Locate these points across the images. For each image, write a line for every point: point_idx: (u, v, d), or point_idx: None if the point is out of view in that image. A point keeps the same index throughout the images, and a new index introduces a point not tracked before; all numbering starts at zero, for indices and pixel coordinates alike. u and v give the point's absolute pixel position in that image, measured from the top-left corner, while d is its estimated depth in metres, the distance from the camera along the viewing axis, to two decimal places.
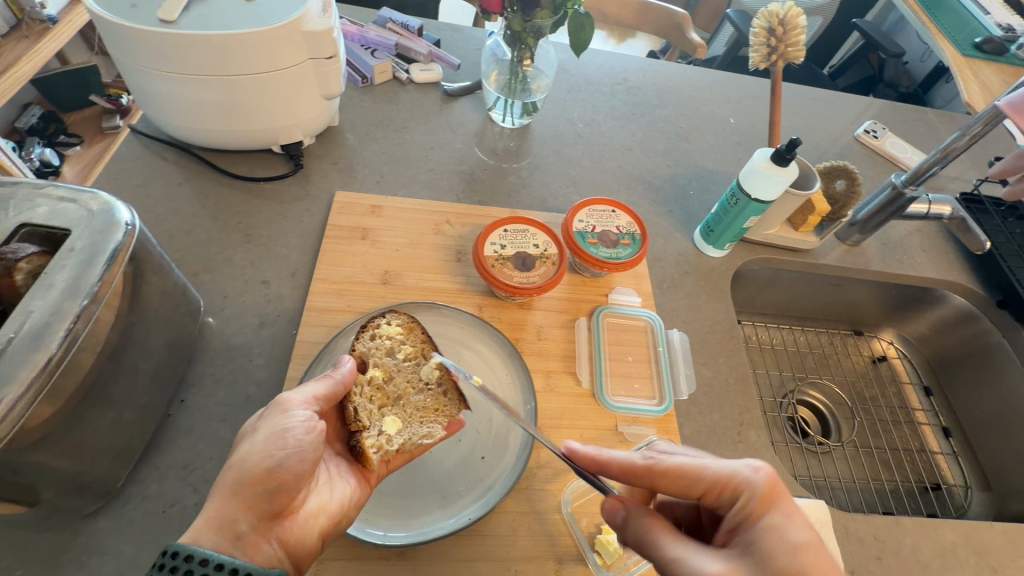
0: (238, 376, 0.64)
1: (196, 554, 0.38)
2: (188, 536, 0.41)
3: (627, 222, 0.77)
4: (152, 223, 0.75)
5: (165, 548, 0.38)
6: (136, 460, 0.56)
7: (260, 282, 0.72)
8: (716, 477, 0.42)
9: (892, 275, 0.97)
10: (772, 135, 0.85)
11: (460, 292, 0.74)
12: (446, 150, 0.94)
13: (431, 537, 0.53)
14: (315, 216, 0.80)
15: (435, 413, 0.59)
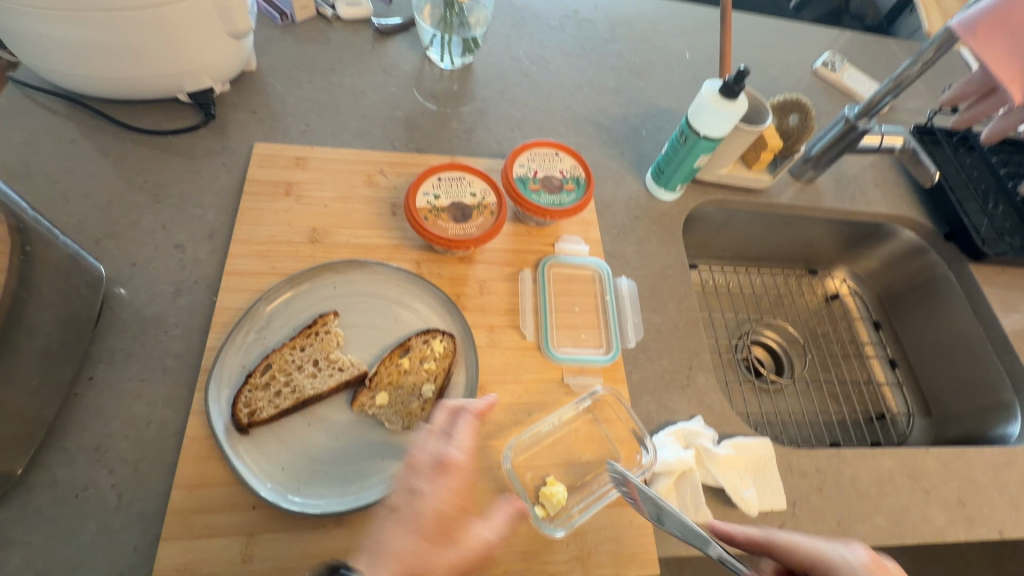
0: (153, 349, 0.59)
1: None
2: None
3: (572, 166, 0.72)
4: (42, 185, 0.67)
5: None
6: (37, 445, 0.51)
7: (172, 246, 0.65)
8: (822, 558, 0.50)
9: (843, 211, 0.96)
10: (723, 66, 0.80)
11: (396, 248, 0.69)
12: (379, 95, 0.87)
13: (368, 502, 0.52)
14: (233, 171, 0.73)
15: (404, 416, 0.57)
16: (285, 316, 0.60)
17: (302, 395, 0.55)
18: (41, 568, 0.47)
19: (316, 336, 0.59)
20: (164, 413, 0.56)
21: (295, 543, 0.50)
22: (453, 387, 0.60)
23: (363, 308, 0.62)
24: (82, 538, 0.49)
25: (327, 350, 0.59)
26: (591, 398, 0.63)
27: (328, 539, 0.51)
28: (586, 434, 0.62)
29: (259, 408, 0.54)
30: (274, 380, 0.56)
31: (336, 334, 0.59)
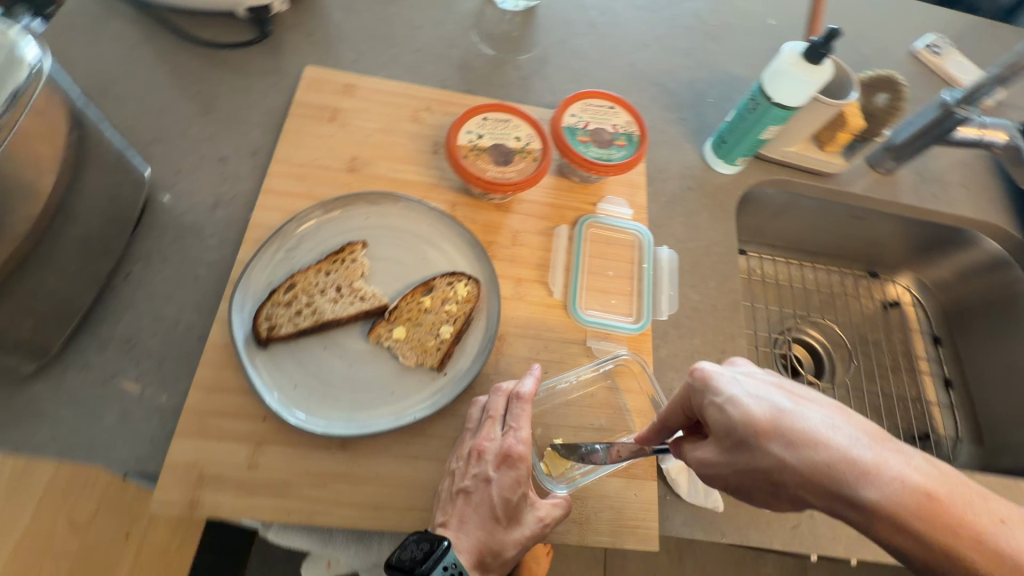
0: (188, 255, 0.60)
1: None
2: None
3: (626, 121, 0.67)
4: (101, 85, 0.68)
5: None
6: (72, 329, 0.54)
7: (217, 159, 0.66)
8: (678, 398, 0.46)
9: (920, 211, 0.86)
10: (812, 24, 0.76)
11: (433, 188, 0.67)
12: (435, 31, 0.83)
13: (372, 431, 0.51)
14: (282, 92, 0.72)
15: (419, 354, 0.56)
16: (314, 240, 0.60)
17: (321, 317, 0.55)
18: (66, 442, 0.50)
19: (343, 263, 0.58)
20: (192, 317, 0.57)
21: (299, 458, 0.51)
22: (471, 333, 0.58)
23: (393, 242, 0.61)
24: (104, 422, 0.51)
25: (352, 278, 0.58)
26: (614, 363, 0.61)
27: (330, 461, 0.51)
28: (602, 398, 0.59)
29: (279, 324, 0.54)
30: (296, 299, 0.56)
31: (362, 263, 0.59)
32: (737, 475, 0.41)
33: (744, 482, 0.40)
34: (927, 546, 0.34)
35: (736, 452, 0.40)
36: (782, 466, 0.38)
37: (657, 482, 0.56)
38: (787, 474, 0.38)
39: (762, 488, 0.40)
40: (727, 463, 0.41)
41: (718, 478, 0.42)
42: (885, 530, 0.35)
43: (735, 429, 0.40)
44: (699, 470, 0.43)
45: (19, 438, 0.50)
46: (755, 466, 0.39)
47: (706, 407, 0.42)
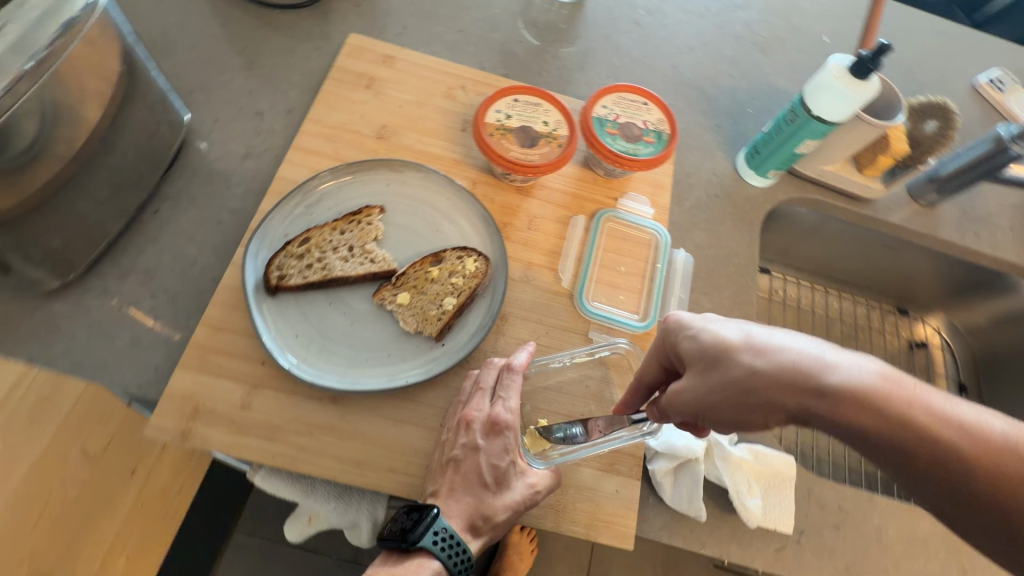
0: (213, 200, 0.62)
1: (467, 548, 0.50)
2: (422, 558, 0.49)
3: (657, 119, 0.67)
4: (156, 31, 0.71)
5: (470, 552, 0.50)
6: (98, 256, 0.56)
7: (254, 113, 0.68)
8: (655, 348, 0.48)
9: (960, 249, 0.82)
10: (865, 38, 0.71)
11: (456, 163, 0.67)
12: (482, 14, 0.84)
13: (363, 389, 0.52)
14: (324, 56, 0.74)
15: (421, 322, 0.56)
16: (334, 199, 0.61)
17: (330, 273, 0.56)
18: (78, 359, 0.53)
19: (358, 224, 0.59)
20: (209, 259, 0.59)
21: (290, 406, 0.52)
22: (474, 308, 0.58)
23: (410, 212, 0.62)
24: (115, 344, 0.54)
25: (365, 240, 0.59)
26: (610, 350, 0.60)
27: (320, 412, 0.52)
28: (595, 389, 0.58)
29: (288, 275, 0.56)
30: (309, 253, 0.58)
31: (376, 227, 0.60)
32: (711, 398, 0.40)
33: (717, 404, 0.40)
34: (894, 427, 0.34)
35: (708, 370, 0.41)
36: (751, 371, 0.38)
37: (640, 481, 0.55)
38: (756, 377, 0.38)
39: (734, 406, 0.39)
40: (700, 385, 0.41)
41: (691, 409, 0.42)
42: (851, 414, 0.35)
43: (707, 350, 0.41)
44: (674, 403, 0.43)
45: (36, 349, 0.52)
46: (725, 378, 0.39)
47: (680, 341, 0.44)
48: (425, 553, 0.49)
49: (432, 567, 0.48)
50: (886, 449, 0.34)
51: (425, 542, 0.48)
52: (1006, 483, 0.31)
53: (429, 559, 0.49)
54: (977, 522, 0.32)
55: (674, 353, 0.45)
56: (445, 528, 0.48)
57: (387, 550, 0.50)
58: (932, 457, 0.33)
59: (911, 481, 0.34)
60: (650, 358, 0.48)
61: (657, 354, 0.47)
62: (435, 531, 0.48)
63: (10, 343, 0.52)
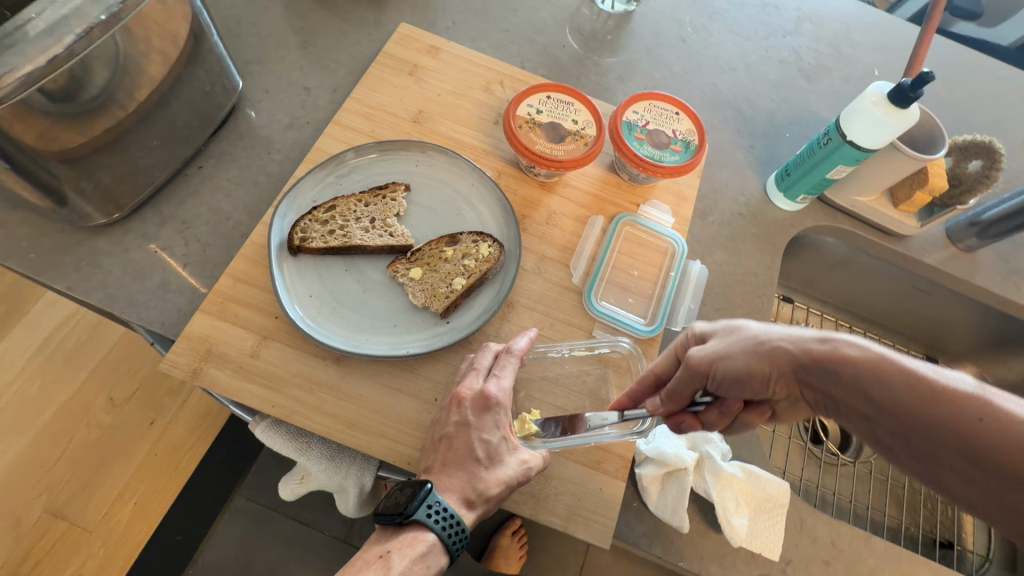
0: (253, 163, 0.66)
1: (462, 523, 0.49)
2: (416, 532, 0.49)
3: (688, 129, 0.67)
4: (224, 5, 0.76)
5: (465, 527, 0.50)
6: (142, 201, 0.61)
7: (301, 88, 0.72)
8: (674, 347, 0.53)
9: (996, 298, 0.79)
10: (913, 62, 0.67)
11: (485, 153, 0.69)
12: (529, 17, 0.87)
13: (365, 353, 0.54)
14: (374, 42, 0.78)
15: (430, 297, 0.58)
16: (363, 173, 0.64)
17: (350, 241, 0.59)
18: (112, 293, 0.57)
19: (383, 199, 0.62)
20: (241, 216, 0.63)
21: (295, 361, 0.55)
22: (483, 291, 0.60)
23: (434, 193, 0.64)
24: (146, 284, 0.58)
25: (387, 214, 0.62)
26: (610, 347, 0.60)
27: (321, 371, 0.55)
28: (592, 380, 0.59)
29: (311, 238, 0.59)
30: (332, 220, 0.60)
31: (399, 204, 0.62)
32: (728, 349, 0.45)
33: (734, 354, 0.44)
34: (878, 358, 0.37)
35: (727, 334, 0.46)
36: (767, 330, 0.44)
37: (626, 484, 0.55)
38: (770, 333, 0.44)
39: (749, 354, 0.44)
40: (721, 343, 0.46)
41: (707, 361, 0.45)
42: (846, 351, 0.39)
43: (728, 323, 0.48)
44: (690, 357, 0.46)
45: (76, 280, 0.57)
46: (743, 333, 0.45)
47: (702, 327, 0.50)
48: (419, 526, 0.49)
49: (428, 541, 0.48)
50: (873, 381, 0.37)
51: (419, 515, 0.48)
52: (982, 407, 0.33)
53: (424, 533, 0.48)
54: (959, 449, 0.33)
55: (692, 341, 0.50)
56: (439, 500, 0.49)
57: (382, 528, 0.50)
58: (912, 385, 0.35)
59: (901, 418, 0.36)
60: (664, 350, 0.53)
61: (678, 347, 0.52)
62: (429, 504, 0.48)
63: (55, 272, 0.57)
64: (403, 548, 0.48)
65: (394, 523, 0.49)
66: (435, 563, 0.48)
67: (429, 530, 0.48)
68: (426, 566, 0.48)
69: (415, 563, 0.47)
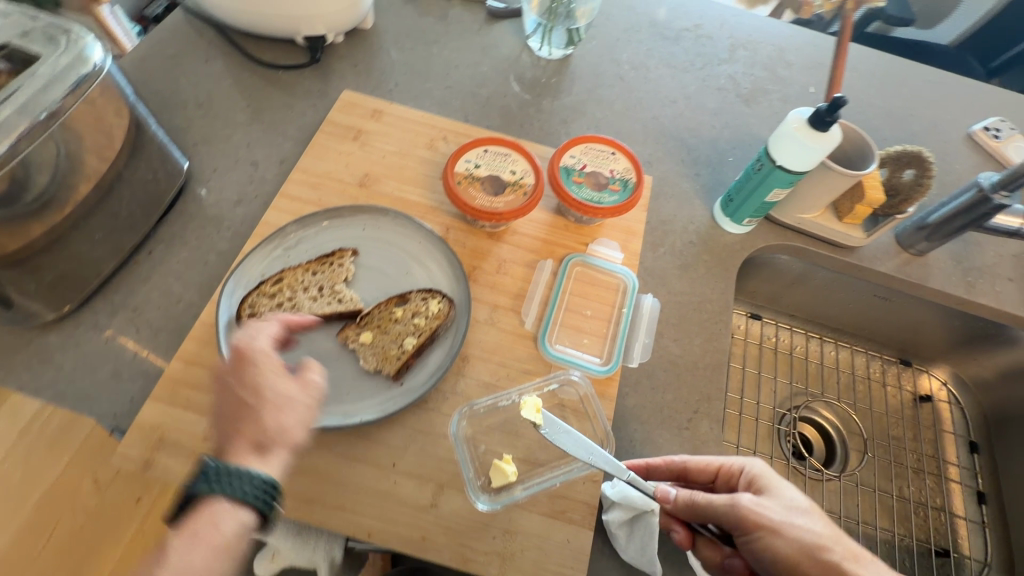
0: (203, 242, 0.67)
1: (253, 472, 0.44)
2: (200, 506, 0.42)
3: (625, 168, 0.69)
4: (171, 90, 0.79)
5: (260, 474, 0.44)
6: (93, 292, 0.61)
7: (249, 163, 0.74)
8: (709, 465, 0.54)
9: (953, 299, 0.80)
10: (833, 80, 0.69)
11: (431, 210, 0.71)
12: (471, 71, 0.90)
13: (319, 426, 0.53)
14: (319, 112, 0.80)
15: (383, 361, 0.58)
16: (310, 242, 0.65)
17: (297, 310, 0.60)
18: (62, 388, 0.57)
19: (330, 265, 0.63)
20: (192, 296, 0.63)
21: None
22: (435, 349, 0.60)
23: (381, 255, 0.65)
24: (98, 376, 0.58)
25: (335, 281, 0.63)
26: (559, 383, 0.61)
27: None
28: None
29: (260, 312, 0.59)
30: (280, 292, 0.62)
31: (347, 269, 0.63)
32: (783, 527, 0.48)
33: (789, 534, 0.47)
34: None
35: (789, 513, 0.49)
36: (829, 538, 0.47)
37: (594, 531, 0.54)
38: (821, 533, 0.47)
39: (800, 549, 0.47)
40: (780, 514, 0.48)
41: (761, 522, 0.48)
42: None
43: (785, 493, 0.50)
44: (749, 508, 0.48)
45: (25, 378, 0.57)
46: (809, 528, 0.47)
47: (757, 478, 0.52)
48: (200, 501, 0.43)
49: (224, 510, 0.43)
50: None
51: (198, 489, 0.43)
52: None
53: (210, 508, 0.42)
54: None
55: (744, 479, 0.52)
56: (222, 467, 0.43)
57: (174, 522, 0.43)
58: None
59: None
60: (713, 462, 0.54)
61: (721, 470, 0.53)
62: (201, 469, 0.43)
63: (4, 372, 0.57)
64: (193, 529, 0.42)
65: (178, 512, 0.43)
66: (232, 526, 0.42)
67: (212, 498, 0.42)
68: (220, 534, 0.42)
69: (204, 537, 0.42)
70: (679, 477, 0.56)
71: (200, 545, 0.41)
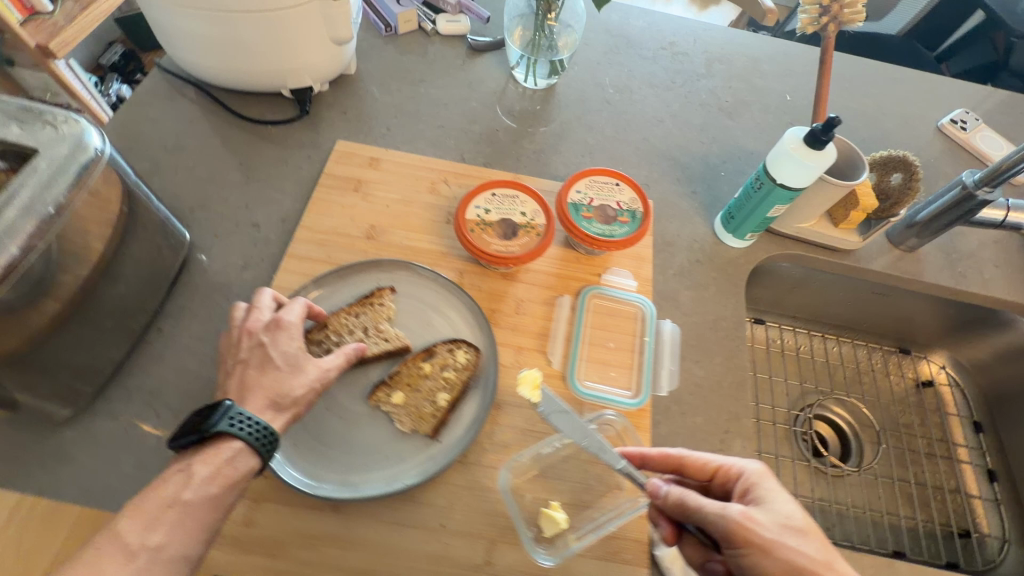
0: (214, 313, 0.65)
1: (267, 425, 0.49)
2: (215, 444, 0.47)
3: (630, 198, 0.70)
4: (158, 157, 0.77)
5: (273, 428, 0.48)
6: (106, 381, 0.59)
7: (250, 225, 0.72)
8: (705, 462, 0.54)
9: (947, 290, 0.83)
10: (817, 111, 0.71)
11: (443, 256, 0.71)
12: (460, 108, 0.90)
13: (364, 496, 0.52)
14: (315, 164, 0.79)
15: (418, 421, 0.57)
16: (326, 304, 0.64)
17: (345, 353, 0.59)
18: (85, 486, 0.55)
19: (371, 306, 0.63)
20: (210, 372, 0.62)
21: (292, 520, 0.53)
22: (468, 400, 0.59)
23: (401, 308, 0.64)
24: (122, 469, 0.56)
25: (378, 321, 0.62)
26: (596, 422, 0.61)
27: (321, 522, 0.53)
28: (593, 467, 0.58)
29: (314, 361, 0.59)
30: (325, 339, 0.60)
31: (388, 307, 0.63)
32: (773, 545, 0.46)
33: (776, 552, 0.46)
34: None
35: (782, 531, 0.47)
36: (820, 561, 0.45)
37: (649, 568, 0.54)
38: (811, 553, 0.46)
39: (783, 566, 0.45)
40: (770, 528, 0.47)
41: (747, 531, 0.47)
42: None
43: (779, 504, 0.49)
44: (737, 516, 0.47)
45: (45, 482, 0.54)
46: (800, 549, 0.46)
47: (755, 487, 0.51)
48: (219, 439, 0.47)
49: (235, 448, 0.47)
50: None
51: (221, 427, 0.46)
52: None
53: (229, 446, 0.47)
54: None
55: (740, 486, 0.51)
56: (239, 409, 0.48)
57: (181, 454, 0.47)
58: None
59: None
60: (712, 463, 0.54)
61: (720, 470, 0.53)
62: (222, 410, 0.47)
63: (21, 478, 0.54)
64: (207, 459, 0.46)
65: (196, 442, 0.46)
66: (245, 466, 0.47)
67: (233, 438, 0.47)
68: (234, 473, 0.46)
69: (220, 474, 0.46)
70: (675, 472, 0.56)
71: (218, 480, 0.45)
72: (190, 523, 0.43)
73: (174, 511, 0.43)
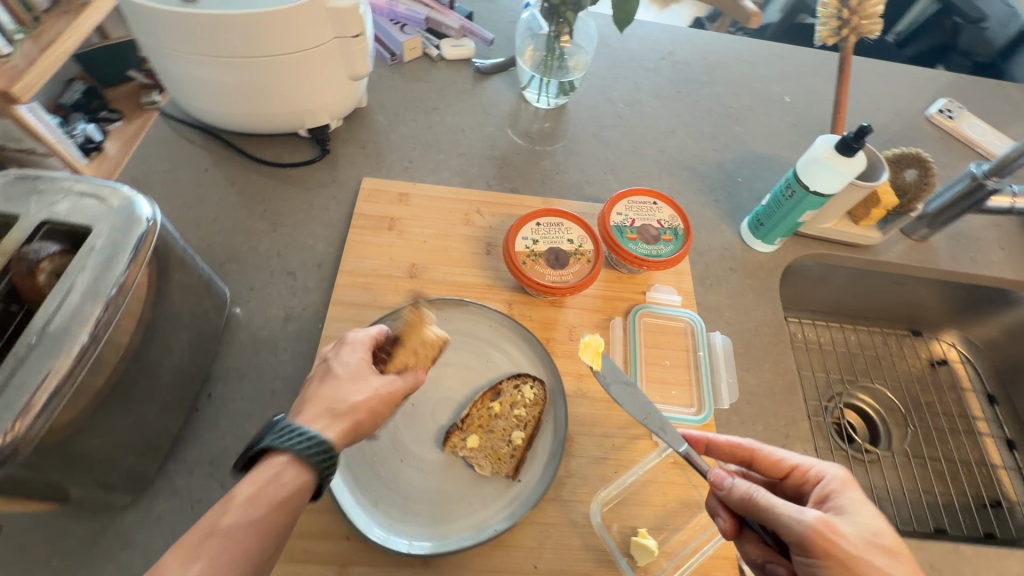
0: (264, 371, 0.63)
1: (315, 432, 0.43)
2: (265, 461, 0.42)
3: (670, 216, 0.71)
4: (178, 211, 0.74)
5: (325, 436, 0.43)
6: (164, 456, 0.56)
7: (285, 274, 0.70)
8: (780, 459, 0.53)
9: (960, 275, 0.88)
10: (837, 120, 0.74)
11: (490, 288, 0.70)
12: (477, 134, 0.89)
13: (455, 548, 0.51)
14: (342, 204, 0.77)
15: (497, 464, 0.57)
16: None
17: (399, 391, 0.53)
18: None
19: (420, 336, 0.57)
20: None
21: None
22: (542, 435, 0.59)
23: (460, 348, 0.64)
24: None
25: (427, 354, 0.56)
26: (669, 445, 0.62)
27: None
28: (672, 487, 0.59)
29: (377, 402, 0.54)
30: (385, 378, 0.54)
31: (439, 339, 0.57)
32: (855, 561, 0.43)
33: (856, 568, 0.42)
34: None
35: (865, 547, 0.44)
36: None
37: None
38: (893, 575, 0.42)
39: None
40: (851, 541, 0.44)
41: (824, 540, 0.44)
42: None
43: (861, 513, 0.46)
44: (816, 525, 0.44)
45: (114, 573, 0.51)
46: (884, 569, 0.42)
47: (836, 495, 0.48)
48: (270, 454, 0.42)
49: (282, 462, 0.41)
50: None
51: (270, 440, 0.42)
52: None
53: (278, 461, 0.41)
54: None
55: (818, 492, 0.49)
56: (291, 422, 0.44)
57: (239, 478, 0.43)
58: None
59: None
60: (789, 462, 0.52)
61: (799, 471, 0.52)
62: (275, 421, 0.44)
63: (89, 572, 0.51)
64: (255, 478, 0.41)
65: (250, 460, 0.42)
66: (294, 483, 0.41)
67: (282, 451, 0.42)
68: (281, 492, 0.40)
69: (266, 490, 0.40)
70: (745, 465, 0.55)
71: (264, 498, 0.40)
72: (231, 553, 0.37)
73: (213, 541, 0.37)
